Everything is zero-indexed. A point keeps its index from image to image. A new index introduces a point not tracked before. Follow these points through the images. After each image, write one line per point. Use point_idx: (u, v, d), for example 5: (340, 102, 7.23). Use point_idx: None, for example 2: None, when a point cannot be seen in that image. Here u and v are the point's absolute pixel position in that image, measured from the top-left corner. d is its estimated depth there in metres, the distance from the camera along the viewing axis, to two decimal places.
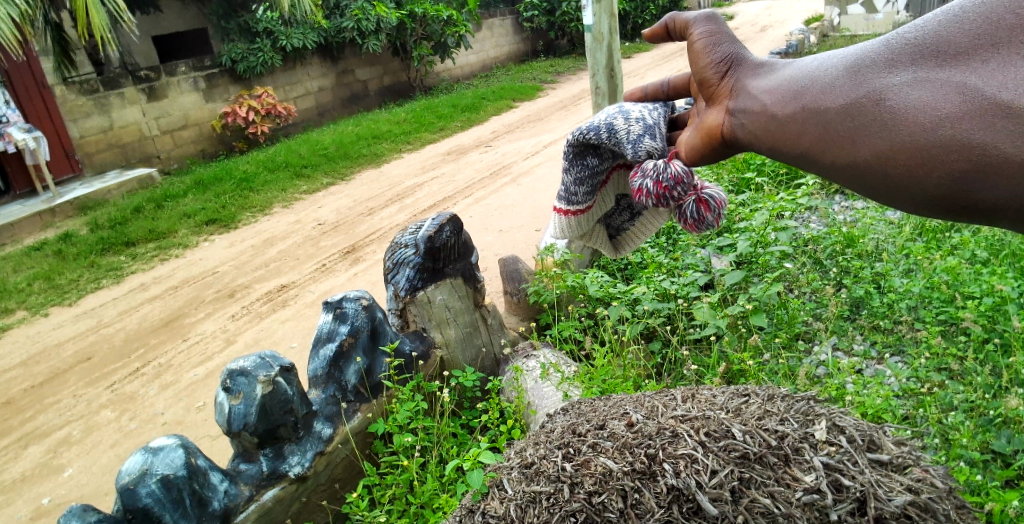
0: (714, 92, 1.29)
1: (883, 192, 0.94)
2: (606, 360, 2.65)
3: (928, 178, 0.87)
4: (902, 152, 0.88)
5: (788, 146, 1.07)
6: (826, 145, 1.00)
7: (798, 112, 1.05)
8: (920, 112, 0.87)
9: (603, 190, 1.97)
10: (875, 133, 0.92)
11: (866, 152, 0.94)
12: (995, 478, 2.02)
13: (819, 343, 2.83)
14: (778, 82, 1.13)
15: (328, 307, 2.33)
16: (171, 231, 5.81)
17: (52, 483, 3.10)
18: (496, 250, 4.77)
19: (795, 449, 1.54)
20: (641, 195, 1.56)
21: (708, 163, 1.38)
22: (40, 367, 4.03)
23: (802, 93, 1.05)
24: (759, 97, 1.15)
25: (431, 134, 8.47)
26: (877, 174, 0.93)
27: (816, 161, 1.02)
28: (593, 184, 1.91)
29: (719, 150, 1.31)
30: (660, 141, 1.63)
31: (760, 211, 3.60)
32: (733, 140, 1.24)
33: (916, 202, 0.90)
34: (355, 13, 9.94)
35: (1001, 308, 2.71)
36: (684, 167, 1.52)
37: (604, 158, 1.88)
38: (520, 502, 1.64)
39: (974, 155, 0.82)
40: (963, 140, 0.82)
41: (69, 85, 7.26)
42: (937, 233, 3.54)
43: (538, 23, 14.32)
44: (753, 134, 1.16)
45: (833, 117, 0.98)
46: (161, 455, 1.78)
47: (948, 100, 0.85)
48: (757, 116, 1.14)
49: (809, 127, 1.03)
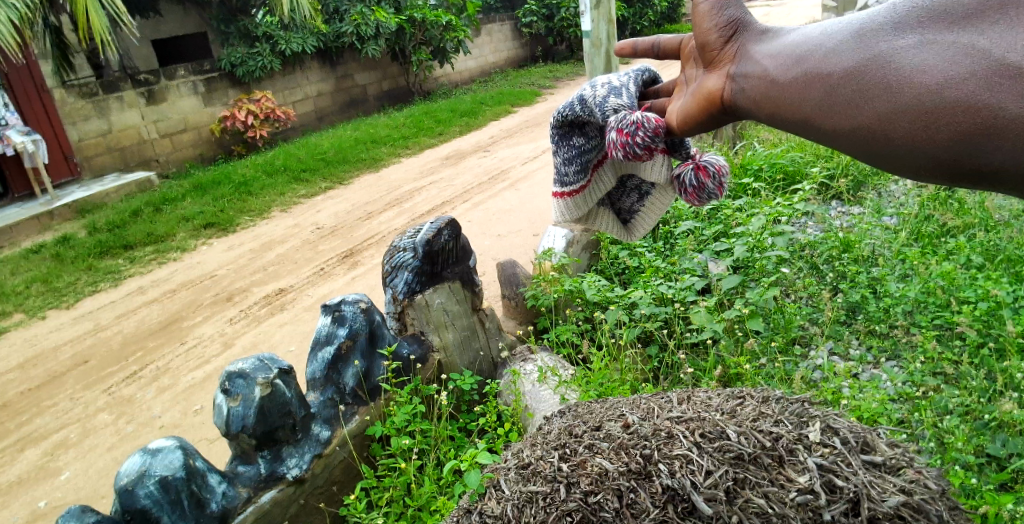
0: (715, 58, 1.28)
1: (887, 156, 0.96)
2: (602, 364, 2.67)
3: (933, 141, 0.89)
4: (907, 116, 0.91)
5: (789, 112, 1.09)
6: (829, 109, 1.02)
7: (800, 77, 1.07)
8: (927, 74, 0.89)
9: (598, 170, 1.97)
10: (880, 97, 0.94)
11: (870, 116, 0.96)
12: (990, 482, 2.04)
13: (815, 347, 2.85)
14: (781, 47, 1.14)
15: (326, 310, 2.33)
16: (169, 235, 5.82)
17: (49, 486, 3.10)
18: (493, 254, 4.78)
19: (788, 450, 1.56)
20: (614, 150, 1.56)
21: (703, 131, 1.38)
22: (37, 370, 4.04)
23: (805, 58, 1.07)
24: (760, 62, 1.16)
25: (430, 138, 8.50)
26: (880, 138, 0.95)
27: (817, 126, 1.05)
28: (583, 162, 1.92)
29: (716, 116, 1.32)
30: (625, 99, 1.68)
31: (757, 216, 3.57)
32: (733, 107, 1.25)
33: (918, 167, 0.93)
34: (354, 18, 9.99)
35: (996, 313, 2.73)
36: (646, 114, 1.49)
37: (591, 137, 1.92)
38: (516, 503, 1.65)
39: (981, 117, 0.84)
40: (970, 102, 0.85)
41: (68, 88, 7.28)
42: (933, 239, 3.57)
43: (537, 29, 14.39)
44: (752, 100, 1.18)
45: (837, 81, 1.00)
46: (159, 457, 1.79)
47: (955, 61, 0.87)
48: (759, 81, 1.16)
49: (811, 92, 1.04)
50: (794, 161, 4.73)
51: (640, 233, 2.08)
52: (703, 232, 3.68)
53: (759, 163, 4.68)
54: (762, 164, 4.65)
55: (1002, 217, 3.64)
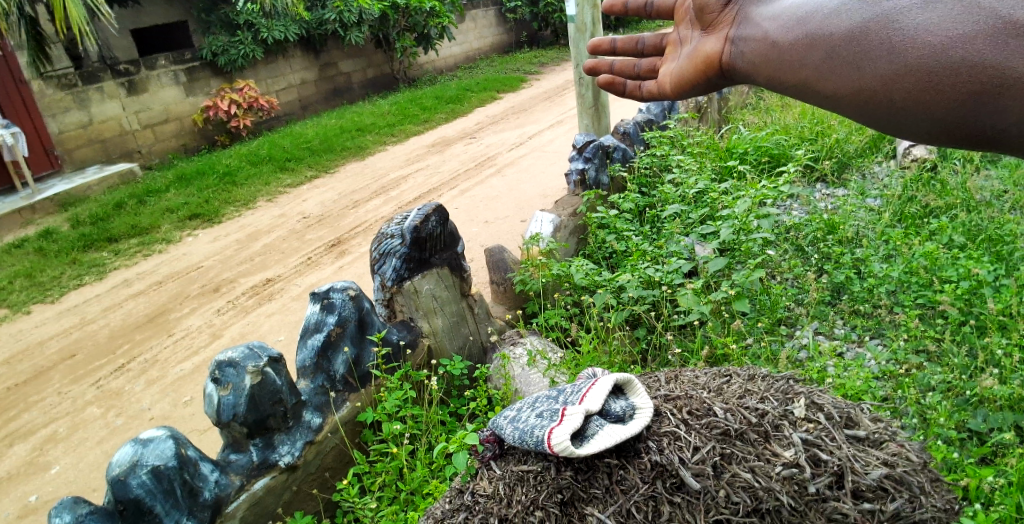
0: (714, 20, 1.37)
1: (889, 118, 1.05)
2: (591, 347, 2.74)
3: (937, 101, 0.98)
4: (911, 77, 0.99)
5: (789, 75, 1.18)
6: (833, 72, 1.10)
7: (802, 39, 1.15)
8: (934, 32, 0.97)
9: (564, 413, 1.64)
10: (883, 58, 1.02)
11: (873, 76, 1.04)
12: (970, 455, 2.10)
13: (800, 328, 2.91)
14: (781, 10, 1.23)
15: (315, 297, 2.33)
16: (154, 227, 5.77)
17: (39, 480, 3.09)
18: (482, 241, 4.79)
19: (774, 426, 1.65)
20: (490, 441, 1.80)
21: (696, 94, 1.47)
22: (23, 365, 4.00)
23: (806, 20, 1.16)
24: (762, 25, 1.25)
25: (416, 126, 8.46)
26: (884, 99, 1.04)
27: (818, 89, 1.14)
28: (542, 434, 1.64)
29: (713, 81, 1.40)
30: (496, 467, 1.76)
31: (742, 199, 3.54)
32: (730, 69, 1.34)
33: (921, 127, 1.02)
34: (337, 5, 9.89)
35: (977, 291, 2.79)
36: (485, 433, 1.81)
37: (539, 425, 1.67)
38: (508, 481, 1.71)
39: (985, 75, 0.92)
40: (975, 61, 0.93)
41: (46, 80, 7.14)
42: (915, 220, 3.62)
43: (522, 14, 14.28)
44: (752, 62, 1.26)
45: (840, 42, 1.09)
46: (151, 447, 1.79)
47: (962, 18, 0.94)
48: (759, 43, 1.25)
49: (813, 55, 1.13)
50: (780, 144, 4.73)
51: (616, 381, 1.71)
52: (689, 215, 3.64)
53: (745, 146, 4.67)
54: (747, 147, 4.65)
55: (983, 198, 3.68)
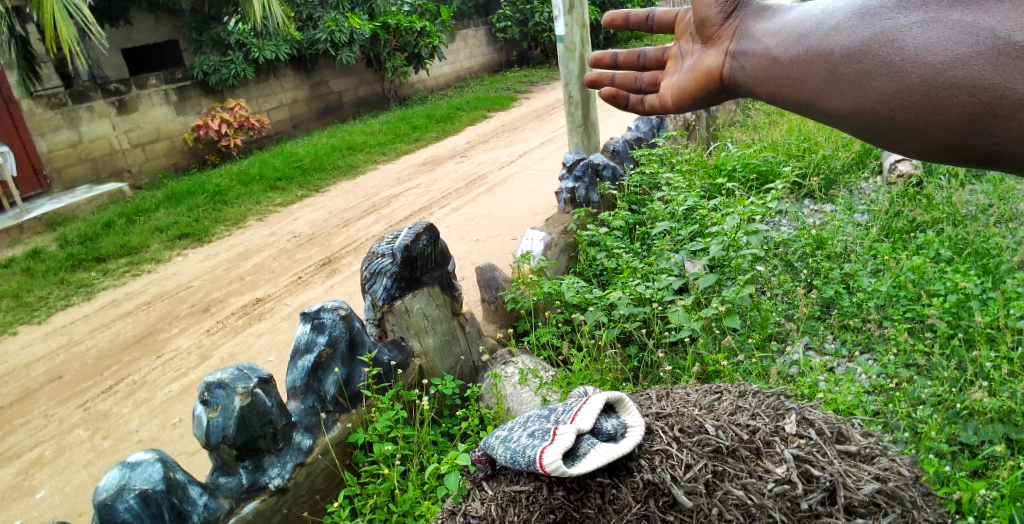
0: (714, 35, 1.39)
1: (890, 136, 1.07)
2: (583, 365, 2.74)
3: (937, 121, 1.00)
4: (911, 95, 1.01)
5: (790, 91, 1.20)
6: (833, 89, 1.12)
7: (802, 55, 1.17)
8: (931, 52, 0.98)
9: (556, 432, 1.63)
10: (883, 76, 1.04)
11: (873, 95, 1.06)
12: (962, 469, 2.10)
13: (791, 343, 2.93)
14: (780, 26, 1.25)
15: (305, 317, 2.31)
16: (143, 246, 5.74)
17: (24, 504, 3.03)
18: (472, 259, 4.80)
19: (765, 442, 1.67)
20: (481, 460, 1.80)
21: (697, 107, 1.49)
22: (9, 388, 3.95)
23: (807, 36, 1.17)
24: (761, 40, 1.27)
25: (406, 144, 8.49)
26: (884, 117, 1.05)
27: (818, 106, 1.15)
28: (532, 453, 1.63)
29: (713, 93, 1.42)
30: (490, 489, 1.74)
31: (731, 215, 3.54)
32: (731, 83, 1.36)
33: (920, 144, 1.04)
34: (328, 25, 9.96)
35: (966, 305, 2.81)
36: (477, 455, 1.82)
37: (529, 444, 1.66)
38: (500, 502, 1.70)
39: (987, 96, 0.94)
40: (976, 81, 0.95)
41: (35, 99, 7.12)
42: (902, 235, 3.66)
43: (511, 34, 14.40)
44: (752, 77, 1.29)
45: (840, 61, 1.10)
46: (138, 470, 1.78)
47: (961, 38, 0.96)
48: (759, 58, 1.26)
49: (814, 72, 1.15)
50: (767, 161, 4.78)
51: (606, 399, 1.71)
52: (679, 232, 3.65)
53: (733, 162, 4.70)
54: (736, 164, 4.68)
55: (969, 212, 3.73)
